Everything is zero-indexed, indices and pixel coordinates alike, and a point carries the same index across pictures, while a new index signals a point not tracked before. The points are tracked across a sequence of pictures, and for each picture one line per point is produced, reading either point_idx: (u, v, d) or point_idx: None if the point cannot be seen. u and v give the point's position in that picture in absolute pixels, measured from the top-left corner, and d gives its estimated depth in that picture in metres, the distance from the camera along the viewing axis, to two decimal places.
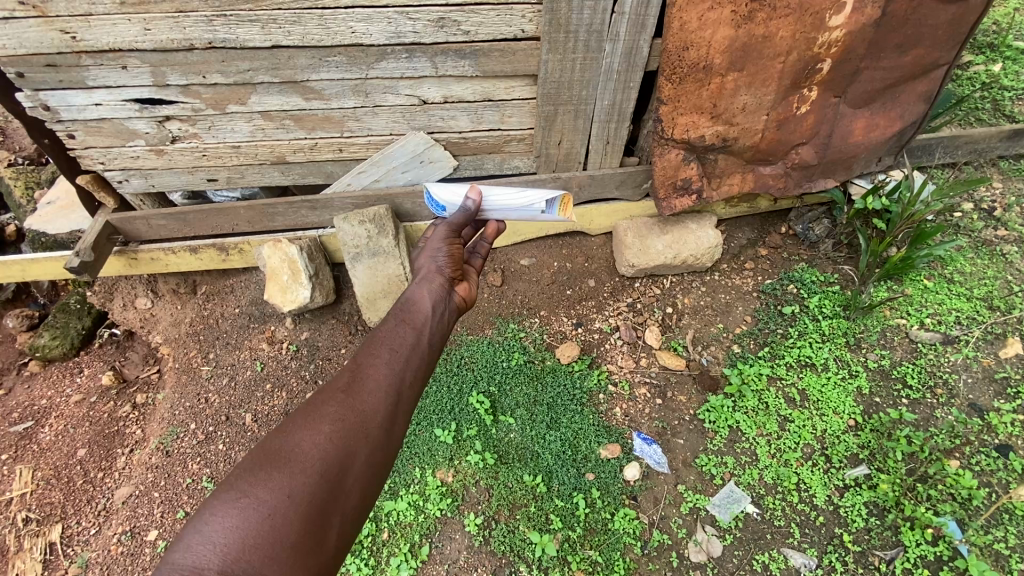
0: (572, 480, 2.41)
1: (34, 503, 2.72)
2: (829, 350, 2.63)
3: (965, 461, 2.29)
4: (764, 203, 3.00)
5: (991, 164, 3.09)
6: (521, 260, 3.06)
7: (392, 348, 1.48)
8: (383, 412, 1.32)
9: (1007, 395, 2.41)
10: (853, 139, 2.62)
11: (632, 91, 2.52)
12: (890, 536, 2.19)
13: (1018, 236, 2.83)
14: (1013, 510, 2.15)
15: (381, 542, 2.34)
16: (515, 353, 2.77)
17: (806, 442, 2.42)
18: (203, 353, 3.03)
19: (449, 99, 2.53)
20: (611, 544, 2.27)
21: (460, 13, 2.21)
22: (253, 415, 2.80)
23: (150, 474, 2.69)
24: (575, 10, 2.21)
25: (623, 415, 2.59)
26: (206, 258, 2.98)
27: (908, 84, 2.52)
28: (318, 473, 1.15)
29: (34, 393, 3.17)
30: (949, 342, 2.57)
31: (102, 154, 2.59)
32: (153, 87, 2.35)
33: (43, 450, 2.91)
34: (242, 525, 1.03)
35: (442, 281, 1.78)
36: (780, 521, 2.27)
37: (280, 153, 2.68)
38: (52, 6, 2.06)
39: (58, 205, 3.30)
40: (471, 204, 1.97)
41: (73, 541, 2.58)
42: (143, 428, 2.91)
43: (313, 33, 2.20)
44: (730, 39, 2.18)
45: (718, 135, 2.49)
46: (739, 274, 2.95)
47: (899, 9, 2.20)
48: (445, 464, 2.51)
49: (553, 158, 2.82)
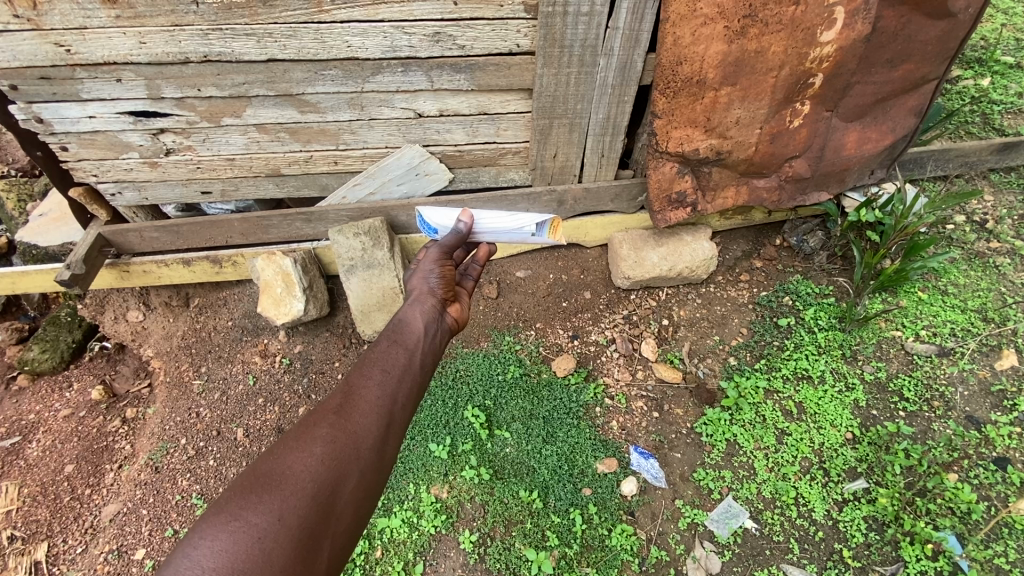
0: (569, 496, 2.38)
1: (20, 520, 2.65)
2: (826, 362, 2.62)
3: (964, 475, 2.27)
4: (758, 215, 3.01)
5: (982, 177, 3.12)
6: (516, 272, 3.06)
7: (383, 368, 1.46)
8: (375, 433, 1.31)
9: (1004, 407, 2.41)
10: (846, 152, 2.63)
11: (626, 105, 2.54)
12: (890, 551, 2.16)
13: (1009, 248, 2.85)
14: (1013, 524, 2.13)
15: (375, 560, 2.30)
16: (511, 366, 2.74)
17: (804, 456, 2.41)
18: (195, 367, 3.00)
19: (445, 112, 2.54)
20: (609, 560, 2.23)
21: (455, 28, 2.22)
22: (245, 429, 2.76)
23: (139, 491, 2.64)
24: (569, 26, 2.23)
25: (620, 428, 2.56)
26: (199, 270, 2.95)
27: (898, 99, 2.54)
28: (310, 495, 1.13)
29: (22, 407, 3.10)
30: (945, 354, 2.58)
31: (95, 166, 2.58)
32: (147, 100, 2.35)
33: (30, 466, 2.84)
34: (233, 549, 1.00)
35: (434, 302, 1.77)
36: (779, 536, 2.25)
37: (275, 166, 2.68)
38: (47, 20, 2.06)
39: (50, 216, 3.27)
40: (462, 227, 1.94)
41: (59, 560, 2.53)
42: (132, 444, 2.86)
43: (310, 47, 2.21)
44: (724, 54, 2.20)
45: (712, 148, 2.51)
46: (734, 286, 2.95)
47: (888, 25, 2.23)
48: (439, 480, 2.47)
49: (549, 171, 2.82)
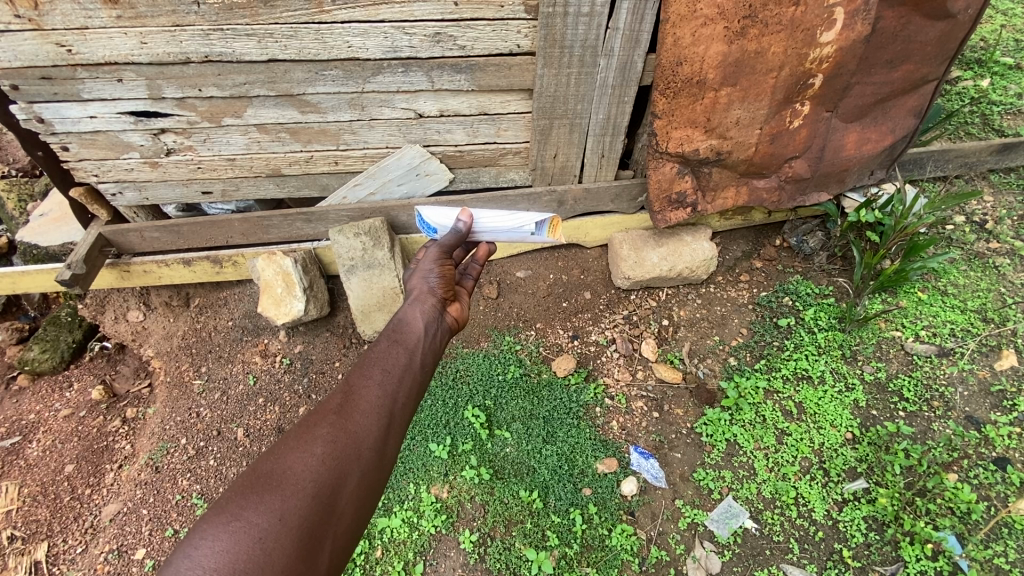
0: (569, 496, 2.38)
1: (20, 520, 2.65)
2: (826, 362, 2.63)
3: (963, 475, 2.27)
4: (757, 215, 3.01)
5: (982, 177, 3.13)
6: (516, 272, 3.06)
7: (384, 368, 1.46)
8: (375, 432, 1.31)
9: (1004, 407, 2.41)
10: (846, 152, 2.64)
11: (626, 106, 2.54)
12: (890, 551, 2.16)
13: (1009, 248, 2.86)
14: (1013, 524, 2.13)
15: (375, 560, 2.30)
16: (511, 366, 2.75)
17: (804, 455, 2.41)
18: (195, 367, 3.00)
19: (446, 112, 2.54)
20: (609, 560, 2.23)
21: (456, 28, 2.23)
22: (245, 429, 2.77)
23: (139, 491, 2.64)
24: (570, 26, 2.23)
25: (620, 428, 2.57)
26: (199, 270, 2.95)
27: (897, 100, 2.55)
28: (310, 495, 1.13)
29: (22, 407, 3.10)
30: (945, 355, 2.58)
31: (96, 166, 2.58)
32: (148, 100, 2.35)
33: (31, 466, 2.84)
34: (234, 549, 1.01)
35: (434, 302, 1.77)
36: (779, 536, 2.25)
37: (275, 166, 2.68)
38: (47, 20, 2.06)
39: (51, 216, 3.27)
40: (462, 226, 1.94)
41: (59, 559, 2.53)
42: (132, 444, 2.86)
43: (310, 47, 2.22)
44: (724, 54, 2.20)
45: (712, 148, 2.51)
46: (734, 287, 2.96)
47: (888, 26, 2.24)
48: (440, 479, 2.47)
49: (549, 171, 2.83)
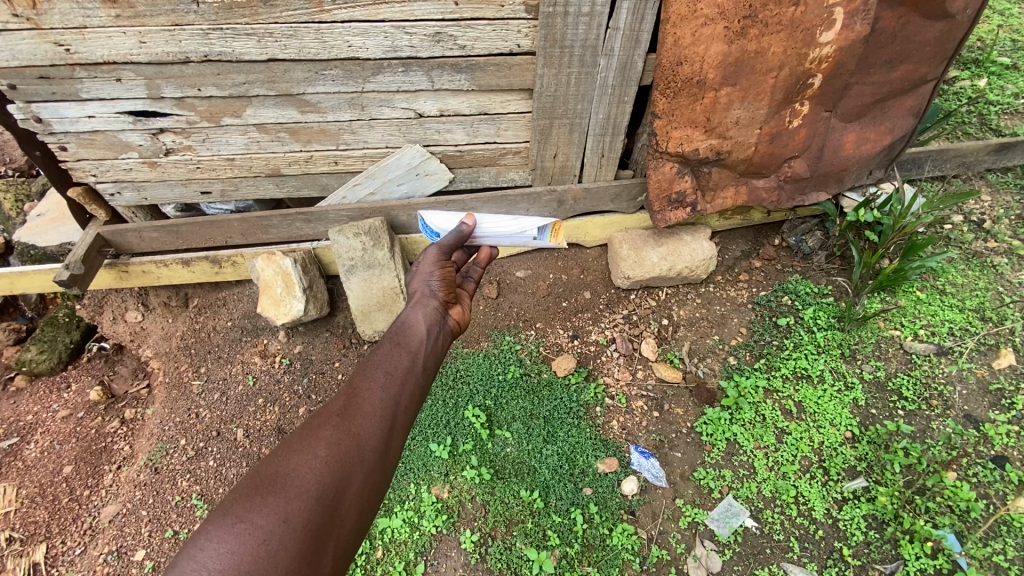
0: (570, 495, 2.39)
1: (18, 522, 2.64)
2: (825, 361, 2.64)
3: (962, 473, 2.29)
4: (756, 215, 3.02)
5: (979, 177, 3.14)
6: (516, 272, 3.07)
7: (386, 370, 1.46)
8: (378, 435, 1.30)
9: (1002, 405, 2.42)
10: (845, 152, 2.64)
11: (626, 106, 2.54)
12: (890, 549, 2.17)
13: (1007, 248, 2.87)
14: (1011, 522, 2.15)
15: (376, 560, 2.31)
16: (511, 366, 2.75)
17: (804, 454, 2.42)
18: (195, 367, 3.00)
19: (445, 112, 2.54)
20: (610, 560, 2.24)
21: (456, 28, 2.22)
22: (245, 430, 2.76)
23: (138, 492, 2.64)
24: (570, 26, 2.23)
25: (620, 428, 2.57)
26: (198, 270, 2.95)
27: (896, 100, 2.56)
28: (313, 497, 1.13)
29: (20, 408, 3.08)
30: (944, 353, 2.59)
31: (94, 166, 2.57)
32: (146, 100, 2.34)
33: (28, 467, 2.83)
34: (238, 551, 1.00)
35: (435, 305, 1.76)
36: (779, 535, 2.26)
37: (275, 166, 2.67)
38: (46, 19, 2.05)
39: (49, 216, 3.26)
40: (465, 229, 1.96)
41: (58, 561, 2.52)
42: (131, 445, 2.85)
43: (310, 47, 2.21)
44: (724, 54, 2.20)
45: (712, 148, 2.51)
46: (734, 286, 2.96)
47: (887, 26, 2.24)
48: (440, 480, 2.47)
49: (549, 171, 2.83)
